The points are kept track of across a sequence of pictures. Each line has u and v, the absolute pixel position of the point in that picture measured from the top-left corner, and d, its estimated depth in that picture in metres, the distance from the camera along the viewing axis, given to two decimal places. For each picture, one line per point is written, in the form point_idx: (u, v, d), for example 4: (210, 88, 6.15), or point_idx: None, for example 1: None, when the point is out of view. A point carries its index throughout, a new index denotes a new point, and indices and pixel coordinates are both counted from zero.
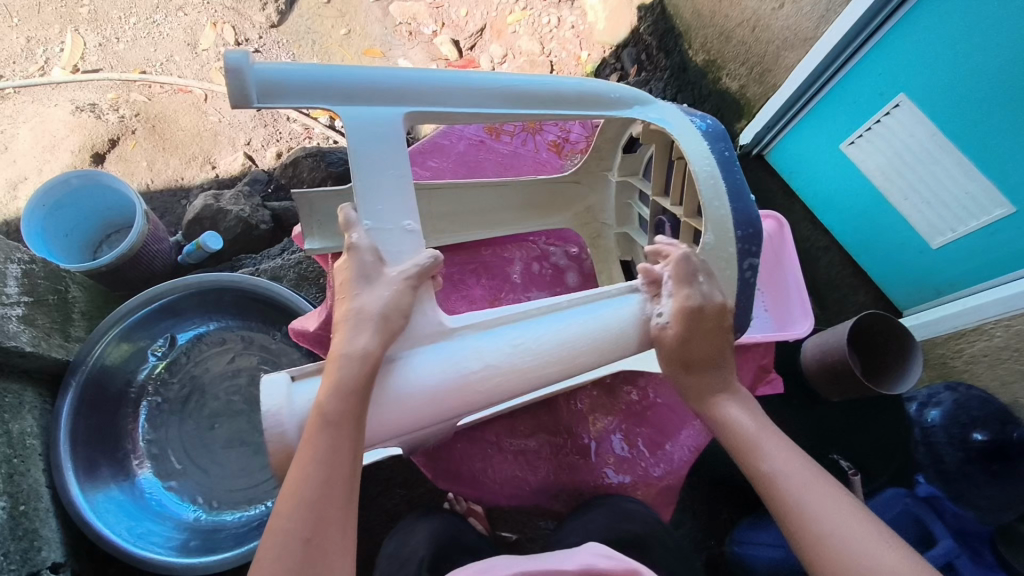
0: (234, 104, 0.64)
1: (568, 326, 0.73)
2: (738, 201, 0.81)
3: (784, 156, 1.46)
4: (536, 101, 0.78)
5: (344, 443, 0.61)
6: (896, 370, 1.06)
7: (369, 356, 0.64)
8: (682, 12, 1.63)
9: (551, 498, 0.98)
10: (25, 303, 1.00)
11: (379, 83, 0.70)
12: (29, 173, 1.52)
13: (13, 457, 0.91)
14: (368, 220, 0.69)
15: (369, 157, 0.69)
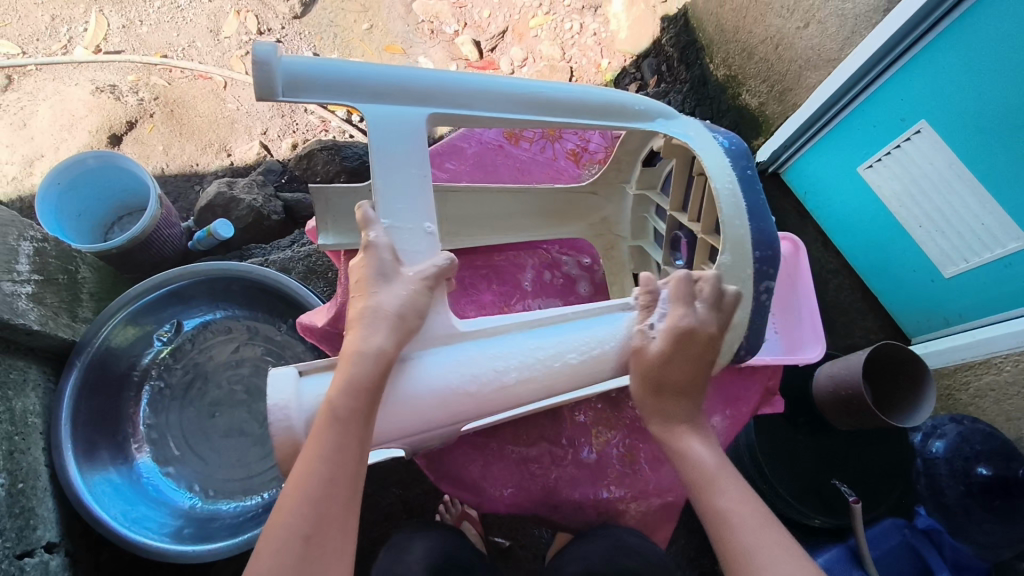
0: (257, 96, 0.63)
1: (574, 341, 0.73)
2: (759, 222, 0.80)
3: (800, 176, 1.45)
4: (561, 108, 0.77)
5: (350, 443, 0.60)
6: (904, 400, 1.05)
7: (381, 354, 0.63)
8: (705, 26, 1.62)
9: (550, 508, 0.94)
10: (35, 281, 1.00)
11: (404, 83, 0.70)
12: (45, 150, 1.52)
13: (14, 434, 0.91)
14: (386, 219, 0.69)
15: (390, 156, 0.69)
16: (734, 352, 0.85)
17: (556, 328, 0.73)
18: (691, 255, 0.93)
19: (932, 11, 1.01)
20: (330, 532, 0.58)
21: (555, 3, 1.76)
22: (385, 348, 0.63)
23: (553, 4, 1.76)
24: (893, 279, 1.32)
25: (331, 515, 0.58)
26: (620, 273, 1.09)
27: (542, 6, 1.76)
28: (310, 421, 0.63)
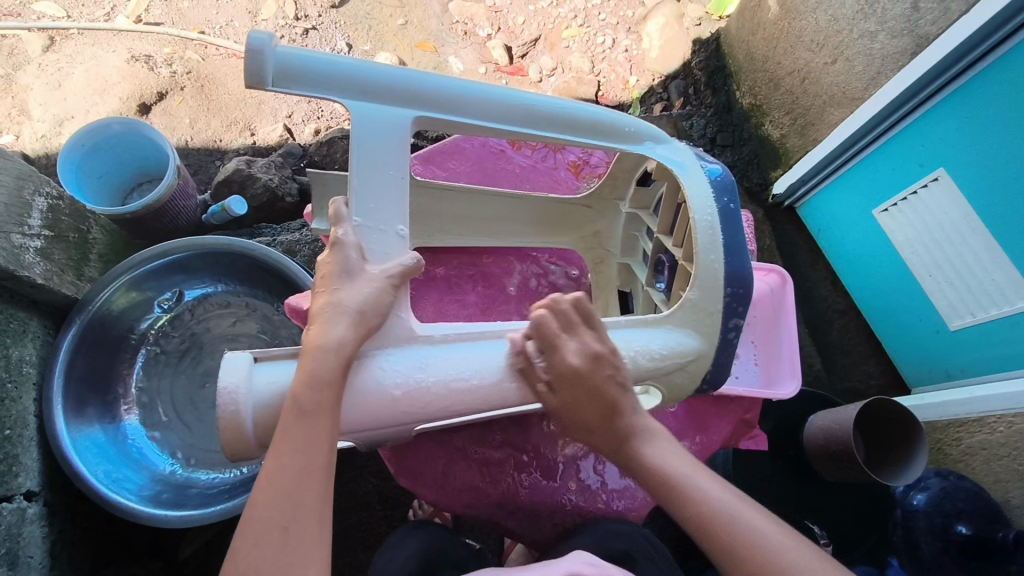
0: (248, 84, 0.65)
1: (532, 354, 0.73)
2: (733, 257, 0.81)
3: (814, 212, 1.44)
4: (554, 123, 0.78)
5: (319, 435, 0.61)
6: (894, 457, 1.03)
7: (340, 347, 0.64)
8: (735, 53, 1.62)
9: (506, 513, 0.93)
10: (45, 237, 1.03)
11: (397, 85, 0.71)
12: (76, 112, 1.56)
13: (7, 382, 0.93)
14: (358, 216, 0.69)
15: (369, 155, 0.70)
16: (698, 384, 0.84)
17: (516, 340, 0.73)
18: (672, 279, 0.94)
19: (962, 56, 1.00)
20: (284, 506, 0.59)
21: (590, 17, 1.79)
22: (347, 342, 0.64)
23: (588, 18, 1.79)
24: (897, 324, 1.30)
25: (307, 504, 0.60)
26: (606, 288, 1.09)
27: (576, 19, 1.79)
28: (259, 408, 0.64)
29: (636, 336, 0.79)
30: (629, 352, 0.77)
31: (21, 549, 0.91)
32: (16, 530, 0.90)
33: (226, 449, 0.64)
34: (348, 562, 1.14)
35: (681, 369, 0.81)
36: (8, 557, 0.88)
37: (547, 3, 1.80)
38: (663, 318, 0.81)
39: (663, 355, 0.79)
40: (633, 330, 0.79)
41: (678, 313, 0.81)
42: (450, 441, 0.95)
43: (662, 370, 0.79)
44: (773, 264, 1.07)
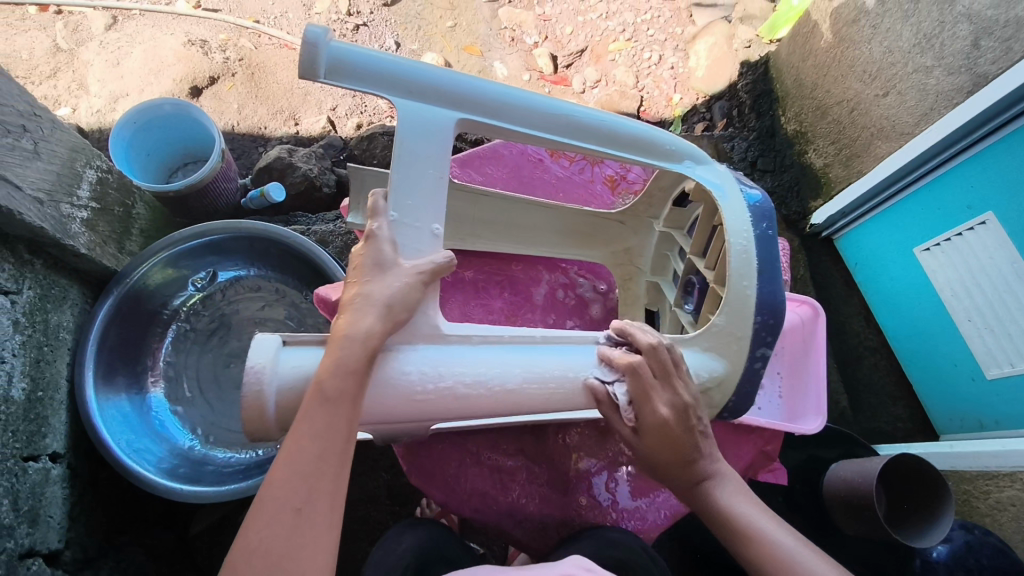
0: (300, 75, 0.66)
1: (553, 362, 0.73)
2: (767, 283, 0.79)
3: (853, 245, 1.41)
4: (594, 135, 0.78)
5: (338, 422, 0.62)
6: (916, 515, 1.00)
7: (364, 339, 0.64)
8: (783, 78, 1.59)
9: (514, 523, 0.93)
10: (91, 208, 1.06)
11: (444, 86, 0.72)
12: (131, 90, 1.61)
13: (43, 345, 0.97)
14: (395, 212, 0.70)
15: (410, 154, 0.71)
16: (717, 412, 0.83)
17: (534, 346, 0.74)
18: (701, 302, 0.92)
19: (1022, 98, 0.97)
20: (294, 491, 0.59)
21: (638, 32, 1.79)
22: (373, 333, 0.65)
23: (636, 32, 1.79)
24: (932, 367, 1.26)
25: (321, 489, 0.60)
26: (633, 305, 1.08)
27: (624, 32, 1.80)
28: (282, 391, 0.65)
29: None
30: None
31: (42, 509, 0.93)
32: (39, 490, 0.93)
33: (247, 428, 0.65)
34: (353, 554, 1.15)
35: (703, 393, 0.79)
36: (29, 515, 0.91)
37: (596, 15, 1.82)
38: (689, 340, 0.80)
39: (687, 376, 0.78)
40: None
41: (703, 336, 0.80)
42: (465, 442, 0.96)
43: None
44: (805, 295, 1.05)
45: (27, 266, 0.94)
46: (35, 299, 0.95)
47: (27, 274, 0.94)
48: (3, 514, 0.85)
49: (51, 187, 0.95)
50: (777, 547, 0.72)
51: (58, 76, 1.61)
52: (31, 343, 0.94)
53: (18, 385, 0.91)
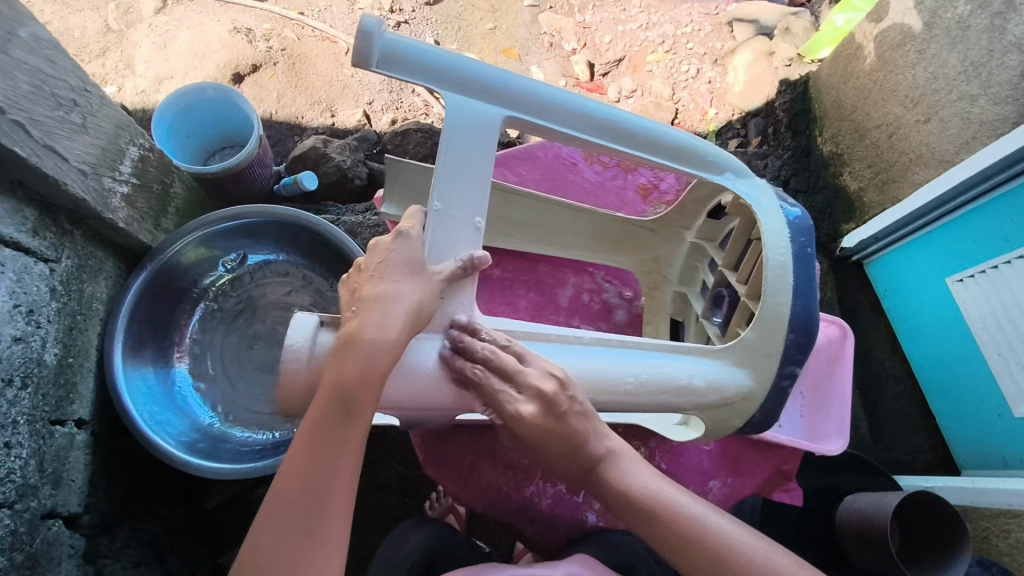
0: (352, 63, 0.67)
1: (593, 364, 0.73)
2: (802, 300, 0.79)
3: (883, 271, 1.39)
4: (636, 142, 0.79)
5: (354, 435, 0.63)
6: (934, 554, 0.98)
7: (389, 348, 0.64)
8: (822, 97, 1.57)
9: (524, 520, 0.94)
10: (132, 184, 1.09)
11: (493, 84, 0.73)
12: (176, 73, 1.65)
13: (77, 313, 0.99)
14: (438, 203, 0.72)
15: (455, 149, 0.72)
16: (740, 425, 0.82)
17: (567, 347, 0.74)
18: (730, 314, 0.92)
19: None
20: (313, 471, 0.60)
21: (677, 44, 1.79)
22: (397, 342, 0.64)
23: (675, 45, 1.79)
24: (958, 400, 1.23)
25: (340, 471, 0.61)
26: (658, 314, 1.08)
27: (664, 44, 1.80)
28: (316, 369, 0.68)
29: (684, 363, 0.77)
30: (684, 376, 0.77)
31: (65, 472, 0.96)
32: (62, 453, 0.96)
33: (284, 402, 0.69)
34: (361, 542, 1.16)
35: (727, 406, 0.79)
36: (52, 477, 0.93)
37: (636, 26, 1.82)
38: (720, 352, 0.79)
39: (715, 386, 0.78)
40: (692, 358, 0.78)
41: (735, 349, 0.79)
42: (482, 439, 0.96)
43: (708, 404, 0.79)
44: (831, 315, 1.06)
45: (67, 236, 0.97)
46: (72, 268, 0.98)
47: (66, 243, 0.97)
48: (28, 473, 0.88)
49: (95, 161, 0.98)
50: (684, 521, 0.67)
51: (107, 55, 1.66)
52: (66, 311, 0.97)
53: (50, 350, 0.94)
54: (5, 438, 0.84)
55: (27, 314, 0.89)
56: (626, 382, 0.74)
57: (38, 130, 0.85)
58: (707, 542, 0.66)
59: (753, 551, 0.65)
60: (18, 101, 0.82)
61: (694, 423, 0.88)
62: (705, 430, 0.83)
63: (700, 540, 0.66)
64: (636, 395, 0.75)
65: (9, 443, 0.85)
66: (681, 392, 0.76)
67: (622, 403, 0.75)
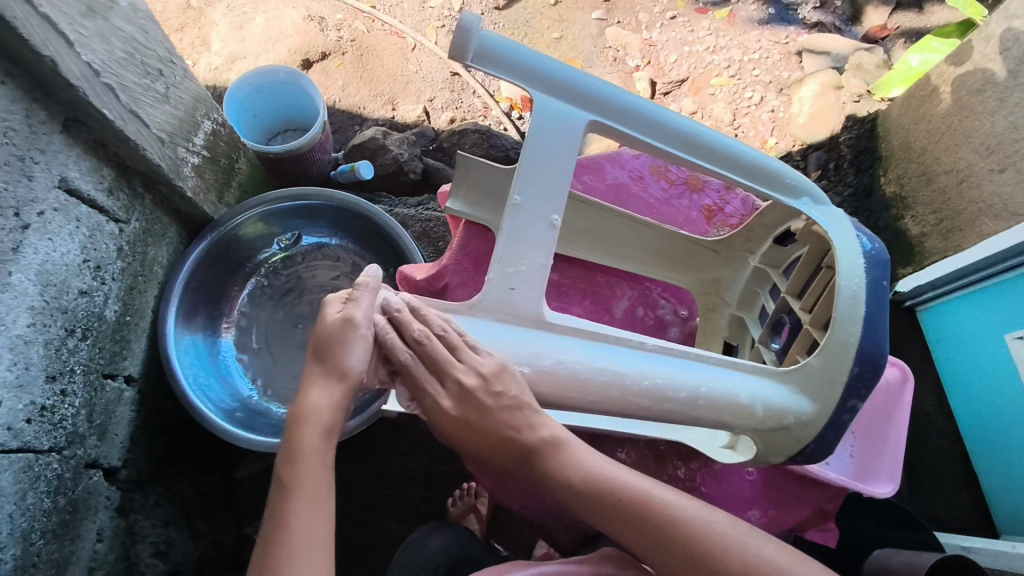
0: (451, 56, 0.70)
1: (643, 369, 0.74)
2: (872, 333, 0.78)
3: (937, 320, 1.34)
4: (714, 156, 0.80)
5: (295, 509, 0.60)
6: None
7: (324, 412, 0.64)
8: (891, 138, 1.51)
9: (560, 527, 0.94)
10: (202, 156, 1.12)
11: (580, 87, 0.76)
12: (248, 54, 1.70)
13: (138, 275, 1.03)
14: (519, 197, 0.74)
15: (540, 145, 0.75)
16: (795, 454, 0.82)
17: (628, 350, 0.75)
18: (790, 341, 0.91)
19: None
20: None
21: (743, 70, 1.77)
22: (332, 404, 0.64)
23: (741, 70, 1.77)
24: (1005, 461, 1.18)
25: None
26: (712, 336, 1.07)
27: (729, 68, 1.78)
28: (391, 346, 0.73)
29: (740, 380, 0.77)
30: (743, 396, 0.77)
31: (110, 426, 1.00)
32: (110, 407, 0.99)
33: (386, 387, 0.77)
34: (382, 530, 1.17)
35: (784, 430, 0.79)
36: (98, 429, 0.97)
37: (703, 48, 1.81)
38: (782, 376, 0.79)
39: (775, 408, 0.78)
40: (752, 378, 0.78)
41: (796, 375, 0.79)
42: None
43: (763, 428, 0.78)
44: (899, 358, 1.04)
45: (138, 199, 1.01)
46: (140, 231, 1.02)
47: (137, 205, 1.01)
48: (78, 422, 0.92)
49: (172, 130, 1.01)
50: (678, 521, 0.64)
51: (185, 30, 1.72)
52: (129, 271, 1.00)
53: (111, 307, 0.97)
54: (61, 385, 0.88)
55: (95, 271, 0.92)
56: (682, 393, 0.75)
57: (126, 95, 0.89)
58: (681, 533, 0.63)
59: (727, 537, 0.63)
60: (111, 67, 0.86)
61: (743, 447, 0.88)
62: (752, 456, 0.84)
63: (669, 530, 0.63)
64: (695, 408, 0.75)
65: (65, 390, 0.89)
66: (738, 411, 0.77)
67: (678, 415, 0.76)
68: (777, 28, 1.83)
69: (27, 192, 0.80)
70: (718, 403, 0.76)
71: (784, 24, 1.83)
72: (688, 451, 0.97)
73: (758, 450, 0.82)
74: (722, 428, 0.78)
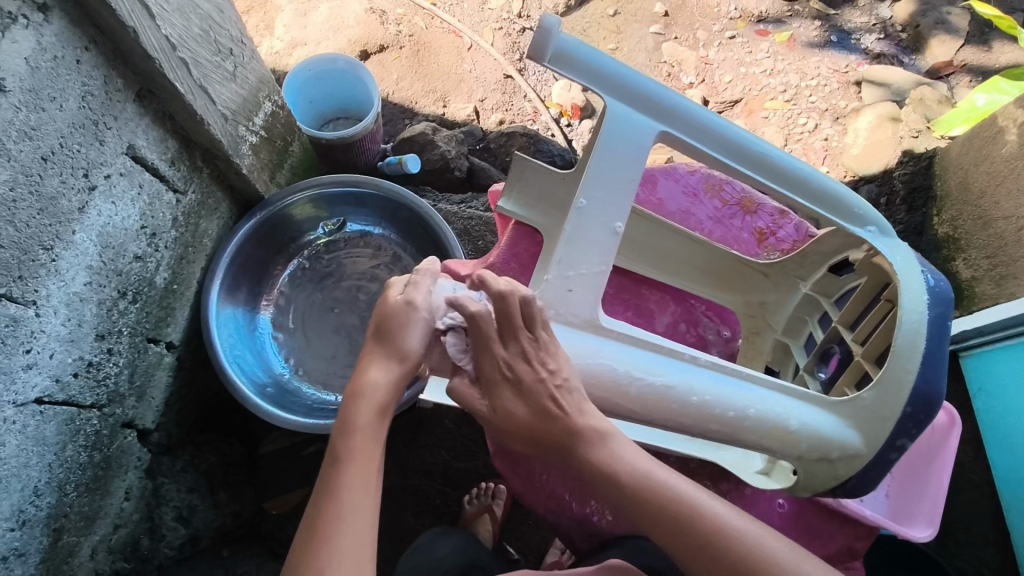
0: (528, 55, 0.72)
1: (693, 383, 0.73)
2: (930, 372, 0.75)
3: (978, 369, 1.28)
4: (779, 176, 0.80)
5: (346, 479, 0.62)
6: None
7: (381, 390, 0.66)
8: (947, 176, 1.46)
9: (582, 534, 0.95)
10: (260, 136, 1.14)
11: (652, 96, 0.77)
12: (309, 40, 1.74)
13: (189, 246, 1.06)
14: (584, 200, 0.75)
15: (609, 150, 0.76)
16: (831, 486, 0.80)
17: (680, 363, 0.74)
18: (838, 373, 0.91)
19: None
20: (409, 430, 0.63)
21: (799, 95, 1.75)
22: (389, 382, 0.67)
23: (797, 96, 1.75)
24: None
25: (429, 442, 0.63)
26: (753, 359, 1.05)
27: (785, 93, 1.75)
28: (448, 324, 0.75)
29: (790, 405, 0.77)
30: (792, 422, 0.76)
31: (149, 388, 1.02)
32: (151, 370, 1.02)
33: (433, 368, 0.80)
34: (396, 520, 1.18)
35: (827, 460, 0.78)
36: (138, 390, 1.00)
37: (759, 70, 1.79)
38: (831, 406, 0.78)
39: (824, 438, 0.77)
40: (800, 403, 0.77)
41: (846, 406, 0.78)
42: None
43: (807, 455, 0.77)
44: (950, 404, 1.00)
45: (196, 172, 1.03)
46: (195, 203, 1.05)
47: (195, 178, 1.03)
48: (120, 382, 0.95)
49: (236, 108, 1.04)
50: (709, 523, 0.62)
51: (251, 13, 1.77)
52: (180, 241, 1.03)
53: (161, 274, 1.00)
54: (108, 344, 0.91)
55: (150, 237, 0.96)
56: (730, 412, 0.74)
57: (198, 71, 0.92)
58: (726, 543, 0.61)
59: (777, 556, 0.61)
60: (187, 41, 0.88)
61: (778, 475, 0.88)
62: (791, 484, 0.83)
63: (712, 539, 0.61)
64: (742, 430, 0.75)
65: (111, 349, 0.92)
66: (784, 436, 0.76)
67: (722, 434, 0.75)
68: (837, 56, 1.80)
69: (97, 155, 0.83)
70: (768, 427, 0.75)
71: (844, 52, 1.80)
72: (719, 472, 0.96)
73: (794, 478, 0.84)
74: (765, 451, 0.77)
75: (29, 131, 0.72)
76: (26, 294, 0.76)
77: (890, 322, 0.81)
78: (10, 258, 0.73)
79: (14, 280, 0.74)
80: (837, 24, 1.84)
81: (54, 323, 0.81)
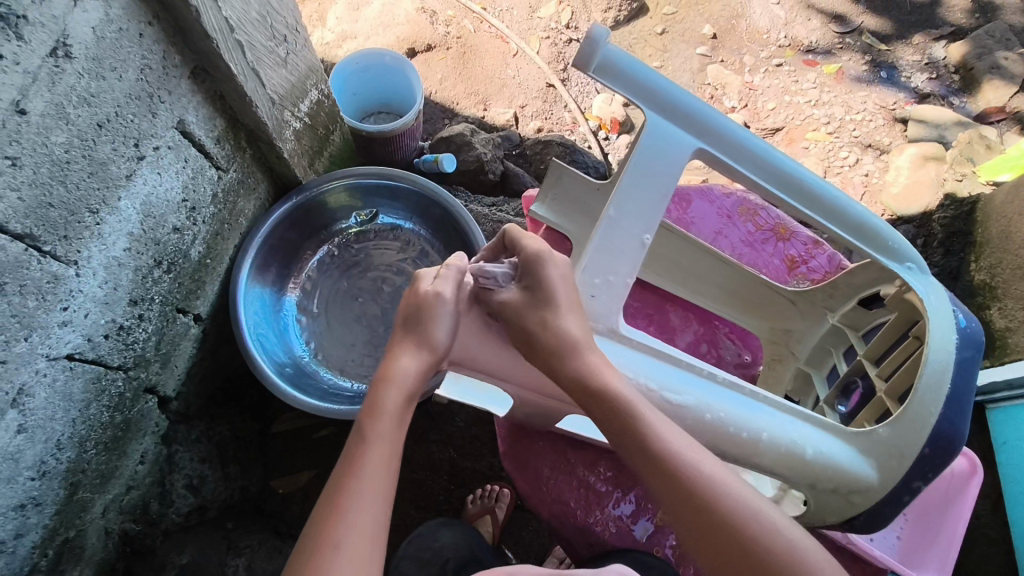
0: (575, 62, 0.73)
1: (709, 401, 0.73)
2: (953, 414, 0.74)
3: (1004, 424, 1.24)
4: (817, 205, 0.79)
5: (370, 458, 0.63)
6: None
7: (410, 378, 0.67)
8: (989, 224, 1.41)
9: (584, 543, 0.95)
10: (304, 122, 1.17)
11: (693, 113, 0.77)
12: (359, 34, 1.77)
13: (224, 223, 1.08)
14: (614, 209, 0.75)
15: (645, 163, 0.77)
16: (843, 522, 0.79)
17: (700, 379, 0.74)
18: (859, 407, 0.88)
19: None
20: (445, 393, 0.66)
21: (842, 128, 1.73)
22: (418, 371, 0.67)
23: (840, 129, 1.73)
24: None
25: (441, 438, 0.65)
26: (773, 386, 1.03)
27: (828, 125, 1.74)
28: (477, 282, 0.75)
29: (809, 433, 0.75)
30: (808, 450, 0.75)
31: (173, 356, 1.05)
32: (176, 340, 1.04)
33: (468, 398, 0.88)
34: (397, 512, 1.19)
35: (839, 494, 0.76)
36: (162, 357, 1.02)
37: (804, 100, 1.78)
38: (849, 436, 0.77)
39: (840, 470, 0.75)
40: (818, 431, 0.76)
41: (863, 439, 0.77)
42: (565, 451, 0.97)
43: (821, 485, 0.76)
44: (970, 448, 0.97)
45: (239, 152, 1.06)
46: (234, 181, 1.07)
47: (237, 158, 1.06)
48: (146, 347, 0.98)
49: (284, 94, 1.07)
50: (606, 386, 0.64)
51: (306, 4, 1.82)
52: (217, 218, 1.06)
53: (196, 248, 1.03)
54: (139, 310, 0.94)
55: (189, 211, 0.98)
56: (745, 434, 0.73)
57: (252, 54, 0.94)
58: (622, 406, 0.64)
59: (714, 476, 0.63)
60: (244, 25, 0.91)
61: (790, 504, 0.86)
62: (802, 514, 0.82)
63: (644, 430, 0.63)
64: (756, 452, 0.74)
65: (142, 315, 0.94)
66: (799, 464, 0.75)
67: (736, 456, 0.74)
68: (884, 92, 1.78)
69: (149, 127, 0.85)
70: (787, 453, 0.74)
71: (892, 89, 1.78)
72: None
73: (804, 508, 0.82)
74: (777, 477, 0.76)
75: (88, 97, 0.75)
76: (68, 253, 0.79)
77: (916, 359, 0.80)
78: (57, 217, 0.76)
79: (59, 239, 0.77)
80: (887, 60, 1.82)
81: (91, 284, 0.84)
